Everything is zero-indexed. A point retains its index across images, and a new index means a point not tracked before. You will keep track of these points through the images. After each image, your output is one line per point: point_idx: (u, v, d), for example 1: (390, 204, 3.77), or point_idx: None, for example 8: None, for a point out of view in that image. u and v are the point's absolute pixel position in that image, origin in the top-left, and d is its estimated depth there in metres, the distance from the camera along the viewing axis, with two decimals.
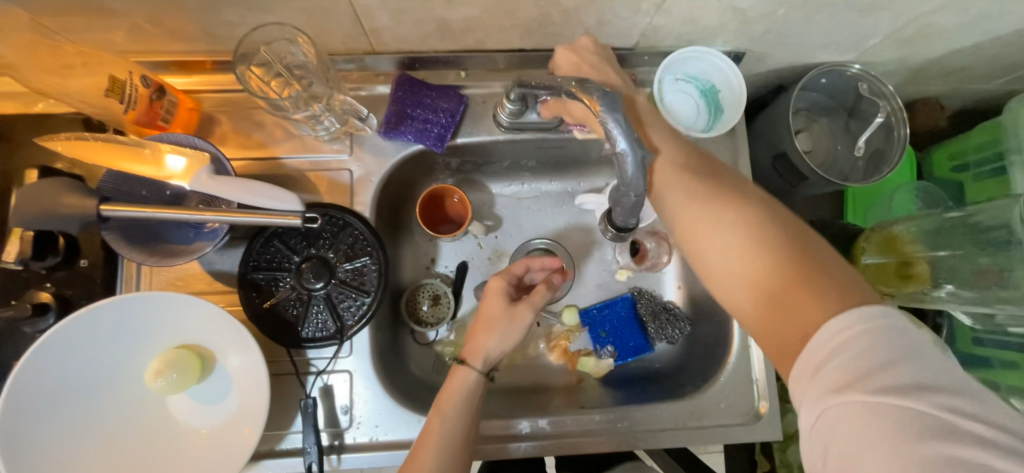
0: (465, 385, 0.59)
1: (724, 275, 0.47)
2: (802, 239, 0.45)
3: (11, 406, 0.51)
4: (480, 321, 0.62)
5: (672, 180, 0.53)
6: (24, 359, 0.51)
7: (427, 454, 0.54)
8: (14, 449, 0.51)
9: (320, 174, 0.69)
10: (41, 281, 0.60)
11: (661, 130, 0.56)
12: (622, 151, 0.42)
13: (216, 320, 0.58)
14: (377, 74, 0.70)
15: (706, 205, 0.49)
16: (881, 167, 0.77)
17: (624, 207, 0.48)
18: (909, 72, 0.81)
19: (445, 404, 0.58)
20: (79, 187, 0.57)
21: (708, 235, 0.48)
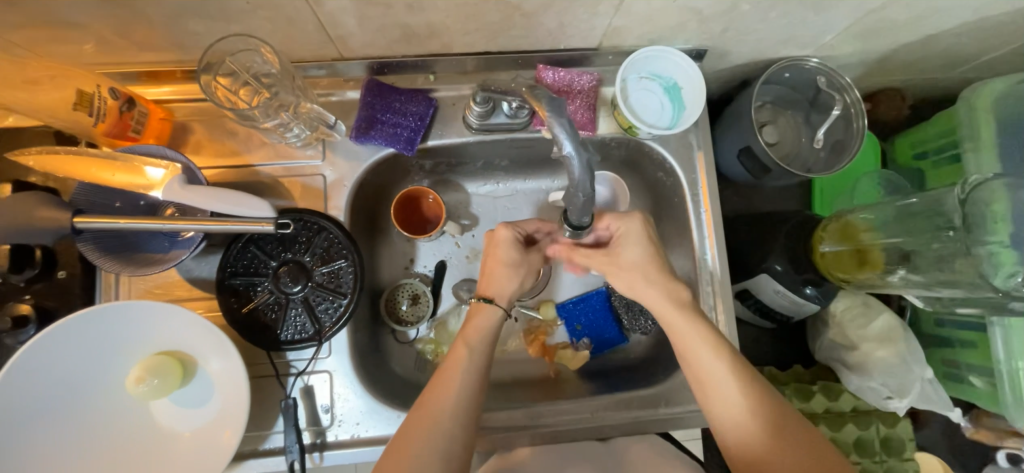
0: (488, 325, 0.64)
1: (747, 446, 0.56)
2: (807, 431, 0.56)
3: None
4: (490, 266, 0.66)
5: (704, 361, 0.59)
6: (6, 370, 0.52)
7: (450, 383, 0.58)
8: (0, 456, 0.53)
9: (294, 180, 0.70)
10: (20, 293, 0.61)
11: (691, 310, 0.61)
12: (568, 155, 0.44)
13: (195, 327, 0.60)
14: (347, 79, 0.71)
15: (732, 400, 0.57)
16: (841, 157, 0.80)
17: (575, 207, 0.50)
18: (869, 64, 0.83)
19: (470, 336, 0.63)
20: (53, 201, 0.59)
21: (736, 414, 0.57)
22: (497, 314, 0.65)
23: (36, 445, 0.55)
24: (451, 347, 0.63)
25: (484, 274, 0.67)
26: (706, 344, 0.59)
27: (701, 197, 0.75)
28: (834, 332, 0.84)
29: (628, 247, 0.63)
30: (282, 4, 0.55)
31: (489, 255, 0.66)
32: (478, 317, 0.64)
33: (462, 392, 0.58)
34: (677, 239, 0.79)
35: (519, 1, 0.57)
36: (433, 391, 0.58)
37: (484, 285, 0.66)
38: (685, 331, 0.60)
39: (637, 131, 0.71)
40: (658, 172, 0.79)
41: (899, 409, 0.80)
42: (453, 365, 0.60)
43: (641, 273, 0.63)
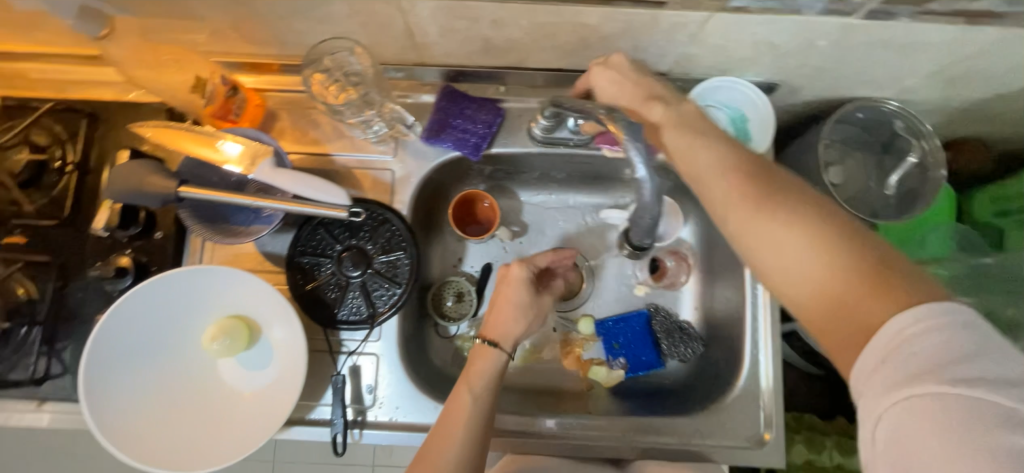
0: (494, 366, 0.64)
1: (766, 261, 0.48)
2: (850, 232, 0.45)
3: (93, 354, 0.59)
4: (499, 303, 0.68)
5: (713, 180, 0.53)
6: (109, 313, 0.59)
7: (456, 427, 0.59)
8: (93, 390, 0.59)
9: (365, 172, 0.75)
10: (122, 247, 0.69)
11: (693, 127, 0.57)
12: (642, 177, 0.51)
13: (267, 297, 0.65)
14: (424, 84, 0.75)
15: (747, 213, 0.49)
16: (912, 207, 0.76)
17: (639, 226, 0.57)
18: (952, 111, 0.79)
19: (474, 380, 0.62)
20: (161, 169, 0.66)
21: (754, 226, 0.48)
22: (502, 358, 0.64)
23: (121, 387, 0.61)
24: (455, 389, 0.62)
25: (490, 311, 0.68)
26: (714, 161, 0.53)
27: None
28: None
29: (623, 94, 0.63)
30: (378, 12, 0.60)
31: (500, 292, 0.68)
32: (478, 360, 0.64)
33: (465, 434, 0.58)
34: (730, 271, 0.79)
35: (598, 24, 0.60)
36: (440, 437, 0.58)
37: (490, 323, 0.67)
38: (685, 151, 0.56)
39: None
40: None
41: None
42: (457, 409, 0.60)
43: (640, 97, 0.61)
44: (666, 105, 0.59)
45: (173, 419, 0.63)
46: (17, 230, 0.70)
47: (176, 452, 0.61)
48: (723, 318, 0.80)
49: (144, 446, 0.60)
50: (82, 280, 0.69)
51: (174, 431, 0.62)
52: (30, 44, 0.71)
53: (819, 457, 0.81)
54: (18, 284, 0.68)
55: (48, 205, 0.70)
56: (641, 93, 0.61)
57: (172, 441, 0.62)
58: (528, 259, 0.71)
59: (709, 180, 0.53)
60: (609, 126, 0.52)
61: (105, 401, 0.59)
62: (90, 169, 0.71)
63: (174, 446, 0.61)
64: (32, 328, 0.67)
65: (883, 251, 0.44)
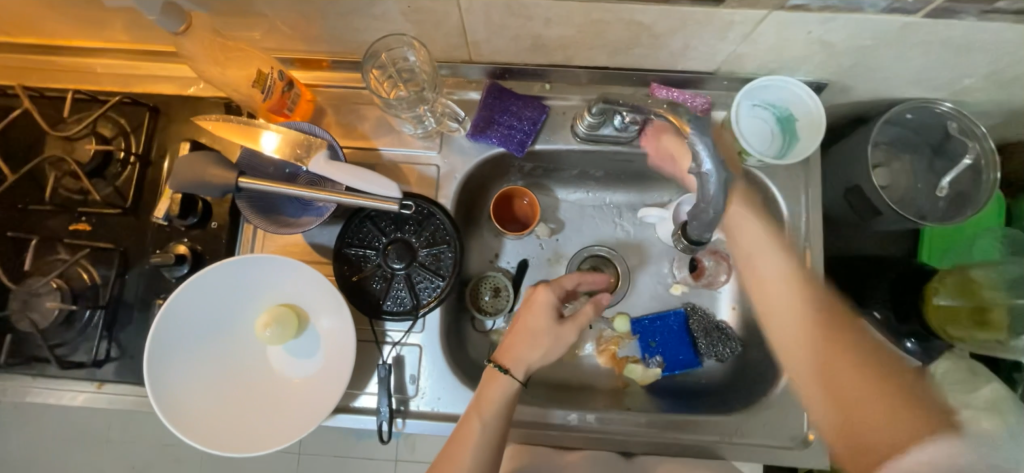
0: (505, 394, 0.63)
1: (781, 328, 0.61)
2: (871, 353, 0.56)
3: (157, 335, 0.62)
4: (517, 329, 0.67)
5: (763, 256, 0.63)
6: (172, 296, 0.61)
7: (464, 458, 0.60)
8: (156, 370, 0.61)
9: (411, 167, 0.76)
10: (181, 236, 0.73)
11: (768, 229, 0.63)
12: (707, 171, 0.52)
13: (318, 287, 0.67)
14: (469, 81, 0.77)
15: (784, 289, 0.61)
16: (963, 210, 0.75)
17: (701, 223, 0.57)
18: (1007, 114, 0.78)
19: (485, 407, 0.63)
20: (220, 160, 0.68)
21: (792, 331, 0.60)
22: (513, 385, 0.64)
23: (179, 368, 0.64)
24: (465, 416, 0.63)
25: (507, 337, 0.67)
26: (768, 243, 0.62)
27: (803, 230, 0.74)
28: None
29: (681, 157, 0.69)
30: (435, 9, 0.61)
31: (519, 319, 0.67)
32: (487, 387, 0.64)
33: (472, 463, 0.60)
34: None
35: (651, 22, 0.61)
36: (449, 462, 0.60)
37: (505, 349, 0.66)
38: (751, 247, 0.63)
39: (746, 156, 0.71)
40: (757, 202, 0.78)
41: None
42: (465, 437, 0.61)
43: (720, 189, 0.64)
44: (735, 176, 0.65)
45: (228, 403, 0.65)
46: (82, 218, 0.73)
47: (231, 435, 0.63)
48: None
49: (202, 428, 0.62)
50: (142, 267, 0.72)
51: (228, 415, 0.65)
52: (104, 40, 0.76)
53: None
54: (83, 271, 0.71)
55: (111, 194, 0.73)
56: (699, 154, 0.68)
57: (227, 425, 0.64)
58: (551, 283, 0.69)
59: (755, 260, 0.63)
60: (670, 121, 0.53)
61: (166, 384, 0.62)
62: (152, 161, 0.75)
63: (229, 429, 0.63)
64: (96, 312, 0.70)
65: (898, 371, 0.55)
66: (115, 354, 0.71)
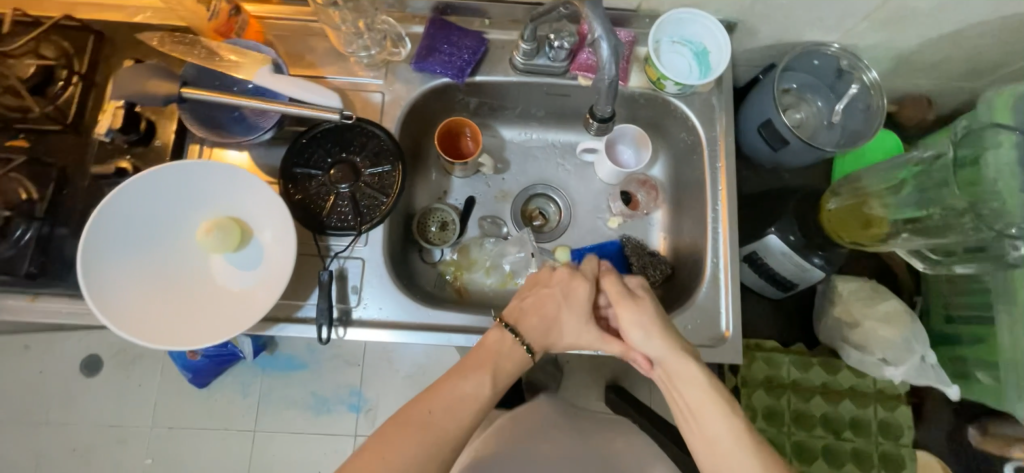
0: (518, 367, 0.69)
1: (713, 453, 0.60)
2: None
3: (99, 219, 0.63)
4: (538, 306, 0.72)
5: (682, 383, 0.64)
6: (121, 185, 0.63)
7: (464, 410, 0.63)
8: (89, 250, 0.63)
9: (357, 94, 0.80)
10: (123, 154, 0.73)
11: (686, 352, 0.65)
12: (599, 37, 0.62)
13: (266, 200, 0.70)
14: (414, 17, 0.81)
15: (703, 412, 0.61)
16: (858, 141, 0.86)
17: (602, 93, 0.68)
18: (894, 60, 0.88)
19: (499, 375, 0.67)
20: (164, 75, 0.70)
21: (720, 453, 0.59)
22: (527, 360, 0.70)
23: (114, 256, 0.65)
24: (478, 365, 0.66)
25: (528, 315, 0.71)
26: (692, 372, 0.63)
27: (718, 152, 0.82)
28: (840, 309, 0.87)
29: (608, 276, 0.72)
30: None
31: (546, 298, 0.72)
32: (505, 350, 0.68)
33: (465, 417, 0.62)
34: (694, 202, 0.85)
35: None
36: (424, 403, 0.62)
37: (522, 316, 0.71)
38: (676, 370, 0.64)
39: (665, 84, 0.79)
40: (681, 133, 0.86)
41: (895, 378, 0.83)
42: (474, 390, 0.64)
43: (647, 322, 0.67)
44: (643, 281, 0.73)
45: (165, 305, 0.66)
46: (20, 135, 0.73)
47: (159, 327, 0.64)
48: (690, 242, 0.85)
49: (129, 316, 0.63)
50: (81, 183, 0.72)
51: (155, 309, 0.66)
52: None
53: (777, 373, 0.89)
54: (17, 185, 0.70)
55: (49, 111, 0.73)
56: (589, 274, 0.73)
57: (163, 323, 0.65)
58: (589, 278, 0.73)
59: (670, 368, 0.65)
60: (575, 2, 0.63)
61: (98, 268, 0.63)
62: (97, 83, 0.76)
63: (165, 326, 0.65)
64: (30, 227, 0.69)
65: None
66: (51, 267, 0.70)
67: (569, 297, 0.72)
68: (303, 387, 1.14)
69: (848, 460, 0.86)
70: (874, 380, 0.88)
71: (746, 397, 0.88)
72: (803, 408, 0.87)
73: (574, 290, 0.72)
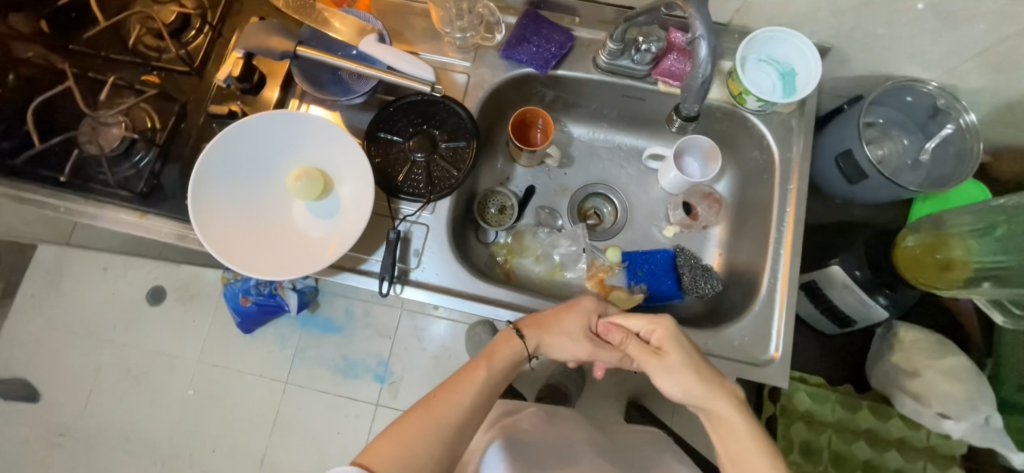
0: (515, 354, 0.68)
1: None
2: None
3: (212, 154, 0.72)
4: (549, 332, 0.69)
5: (725, 428, 0.58)
6: (234, 125, 0.72)
7: (466, 391, 0.64)
8: (202, 178, 0.71)
9: (445, 72, 0.85)
10: (236, 99, 0.81)
11: (727, 396, 0.59)
12: (699, 36, 0.62)
13: (352, 157, 0.76)
14: (508, 7, 0.86)
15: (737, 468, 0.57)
16: (942, 184, 0.83)
17: (691, 91, 0.68)
18: (995, 107, 0.84)
19: (495, 363, 0.67)
20: (282, 33, 0.77)
21: None
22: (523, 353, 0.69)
23: (217, 188, 0.73)
24: (474, 361, 0.68)
25: (535, 333, 0.69)
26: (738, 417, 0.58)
27: (790, 174, 0.80)
28: (898, 356, 0.83)
29: (628, 337, 0.66)
30: None
31: (554, 335, 0.69)
32: (499, 343, 0.69)
33: (463, 403, 0.64)
34: (756, 223, 0.84)
35: None
36: (448, 394, 0.64)
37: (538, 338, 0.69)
38: (722, 416, 0.58)
39: (747, 98, 0.78)
40: (753, 151, 0.85)
41: (954, 433, 0.79)
42: (468, 380, 0.65)
43: (678, 373, 0.61)
44: (665, 328, 0.64)
45: (249, 238, 0.74)
46: (153, 72, 0.83)
47: (243, 255, 0.71)
48: (746, 261, 0.84)
49: (221, 240, 0.71)
50: (196, 121, 0.81)
51: (243, 238, 0.73)
52: None
53: (820, 409, 0.86)
54: (145, 115, 0.80)
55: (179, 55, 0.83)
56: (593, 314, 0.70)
57: (247, 252, 0.72)
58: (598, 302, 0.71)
59: (714, 411, 0.59)
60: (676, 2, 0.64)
61: (204, 194, 0.71)
62: (223, 34, 0.85)
63: (249, 255, 0.72)
64: (149, 153, 0.78)
65: None
66: (158, 188, 0.79)
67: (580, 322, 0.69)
68: (336, 350, 1.19)
69: None
70: (927, 434, 0.84)
71: (783, 427, 0.85)
72: (845, 450, 0.84)
73: (575, 316, 0.69)
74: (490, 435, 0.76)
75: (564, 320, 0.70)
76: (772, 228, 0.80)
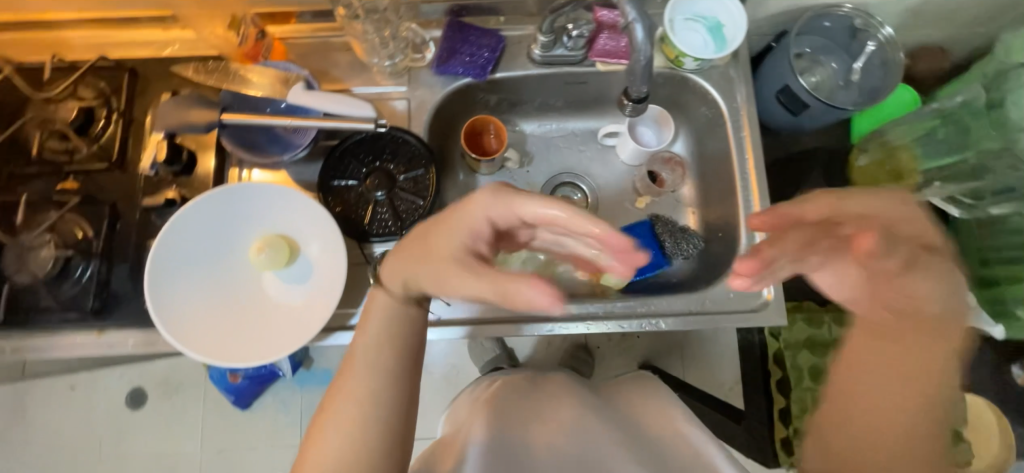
0: (388, 309, 0.58)
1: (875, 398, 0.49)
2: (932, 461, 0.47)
3: (162, 245, 0.68)
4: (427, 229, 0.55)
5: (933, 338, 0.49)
6: (180, 210, 0.68)
7: (355, 381, 0.53)
8: (157, 273, 0.67)
9: (382, 103, 0.82)
10: (169, 184, 0.76)
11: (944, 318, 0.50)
12: (633, 20, 0.63)
13: (311, 213, 0.72)
14: (430, 21, 0.83)
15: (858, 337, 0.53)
16: (875, 98, 0.86)
17: (637, 75, 0.68)
18: (904, 14, 0.89)
19: (371, 327, 0.56)
20: (203, 103, 0.72)
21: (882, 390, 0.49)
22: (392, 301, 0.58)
23: (176, 279, 0.69)
24: (357, 330, 0.57)
25: (402, 262, 0.55)
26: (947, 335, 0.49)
27: (741, 122, 0.83)
28: None
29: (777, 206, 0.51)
30: None
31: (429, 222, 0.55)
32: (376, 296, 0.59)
33: (361, 386, 0.52)
34: (720, 175, 0.86)
35: None
36: (343, 383, 0.54)
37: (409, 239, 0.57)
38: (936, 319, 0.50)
39: (685, 59, 0.80)
40: (701, 107, 0.87)
41: None
42: (351, 360, 0.55)
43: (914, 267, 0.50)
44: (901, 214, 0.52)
45: (225, 327, 0.70)
46: (69, 177, 0.76)
47: (222, 345, 0.68)
48: (720, 214, 0.87)
49: (196, 334, 0.67)
50: (133, 216, 0.75)
51: (218, 326, 0.69)
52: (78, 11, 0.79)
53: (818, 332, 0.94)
54: (74, 225, 0.73)
55: (95, 151, 0.76)
56: (478, 214, 0.51)
57: (229, 341, 0.69)
58: (478, 216, 0.51)
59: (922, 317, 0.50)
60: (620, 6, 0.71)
61: (165, 291, 0.67)
62: (135, 118, 0.78)
63: (230, 343, 0.68)
64: (89, 265, 0.72)
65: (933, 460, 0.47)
66: (111, 300, 0.73)
67: (455, 244, 0.52)
68: None
69: None
70: None
71: None
72: None
73: (459, 214, 0.52)
74: (473, 416, 0.70)
75: (439, 241, 0.53)
76: (737, 176, 0.82)
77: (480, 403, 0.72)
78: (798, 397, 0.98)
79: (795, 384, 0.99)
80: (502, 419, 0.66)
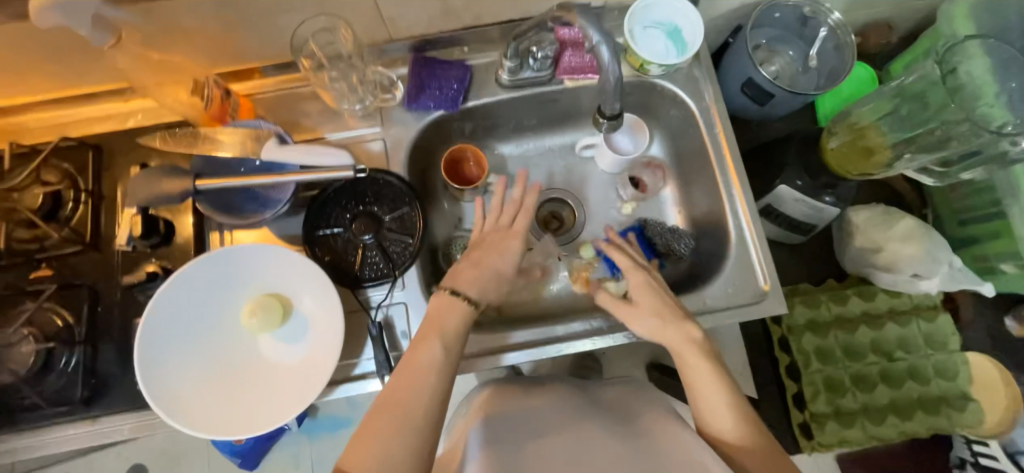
0: (456, 317, 0.64)
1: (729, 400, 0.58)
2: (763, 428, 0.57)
3: (150, 320, 0.65)
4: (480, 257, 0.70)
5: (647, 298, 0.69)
6: (167, 283, 0.65)
7: (420, 376, 0.57)
8: (147, 351, 0.64)
9: (358, 146, 0.81)
10: (150, 257, 0.74)
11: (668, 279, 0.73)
12: (598, 42, 0.64)
13: (301, 269, 0.70)
14: (395, 59, 0.83)
15: (690, 347, 0.62)
16: (835, 80, 0.89)
17: (608, 93, 0.69)
18: None
19: (444, 328, 0.62)
20: (172, 173, 0.70)
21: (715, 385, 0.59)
22: (465, 311, 0.65)
23: (168, 353, 0.66)
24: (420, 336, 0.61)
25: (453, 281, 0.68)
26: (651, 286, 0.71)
27: (712, 119, 0.84)
28: (859, 238, 0.91)
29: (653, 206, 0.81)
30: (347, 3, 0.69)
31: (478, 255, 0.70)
32: (444, 307, 0.64)
33: (423, 393, 0.56)
34: (700, 172, 0.88)
35: None
36: (401, 381, 0.57)
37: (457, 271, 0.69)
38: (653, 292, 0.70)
39: (649, 66, 0.81)
40: (671, 109, 0.89)
41: (931, 288, 0.88)
42: (416, 356, 0.59)
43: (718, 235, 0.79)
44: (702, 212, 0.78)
45: (227, 400, 0.67)
46: (41, 264, 0.73)
47: (221, 417, 0.65)
48: (706, 210, 0.88)
49: (193, 409, 0.65)
50: (114, 296, 0.73)
51: (216, 397, 0.67)
52: (33, 93, 0.77)
53: (818, 312, 0.92)
54: (53, 314, 0.70)
55: (66, 234, 0.73)
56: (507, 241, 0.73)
57: (229, 412, 0.66)
58: (518, 239, 0.73)
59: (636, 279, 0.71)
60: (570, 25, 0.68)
61: (157, 368, 0.65)
62: (105, 195, 0.76)
63: (231, 414, 0.66)
64: (73, 353, 0.69)
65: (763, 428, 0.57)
66: (101, 386, 0.70)
67: (497, 274, 0.70)
68: None
69: (905, 378, 0.89)
70: (908, 296, 0.92)
71: (795, 341, 0.91)
72: (851, 340, 0.90)
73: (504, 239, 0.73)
74: (468, 421, 0.67)
75: (476, 276, 0.68)
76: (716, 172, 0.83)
77: (473, 414, 0.68)
78: (810, 381, 0.89)
79: (805, 368, 0.90)
80: (503, 429, 0.62)
